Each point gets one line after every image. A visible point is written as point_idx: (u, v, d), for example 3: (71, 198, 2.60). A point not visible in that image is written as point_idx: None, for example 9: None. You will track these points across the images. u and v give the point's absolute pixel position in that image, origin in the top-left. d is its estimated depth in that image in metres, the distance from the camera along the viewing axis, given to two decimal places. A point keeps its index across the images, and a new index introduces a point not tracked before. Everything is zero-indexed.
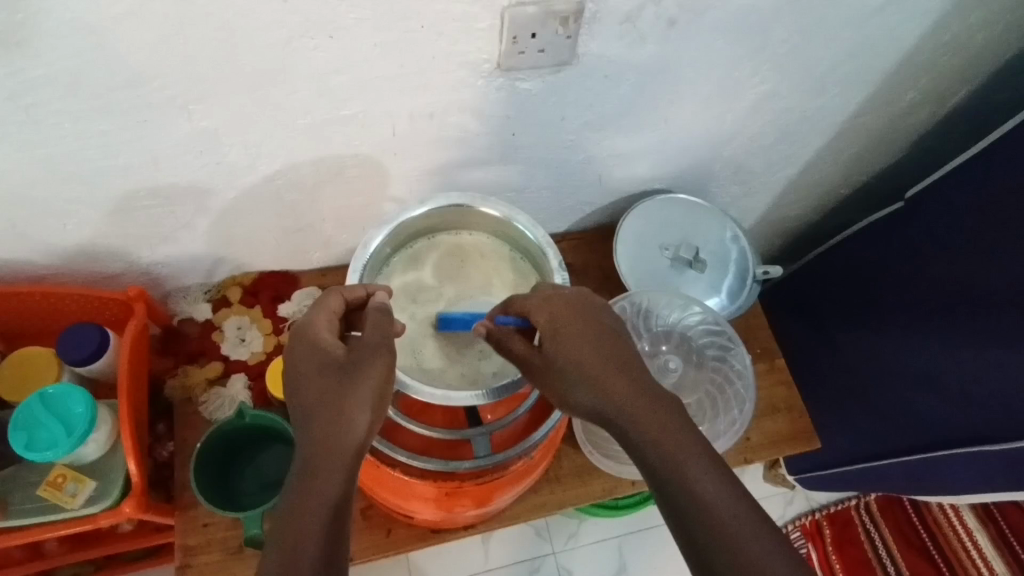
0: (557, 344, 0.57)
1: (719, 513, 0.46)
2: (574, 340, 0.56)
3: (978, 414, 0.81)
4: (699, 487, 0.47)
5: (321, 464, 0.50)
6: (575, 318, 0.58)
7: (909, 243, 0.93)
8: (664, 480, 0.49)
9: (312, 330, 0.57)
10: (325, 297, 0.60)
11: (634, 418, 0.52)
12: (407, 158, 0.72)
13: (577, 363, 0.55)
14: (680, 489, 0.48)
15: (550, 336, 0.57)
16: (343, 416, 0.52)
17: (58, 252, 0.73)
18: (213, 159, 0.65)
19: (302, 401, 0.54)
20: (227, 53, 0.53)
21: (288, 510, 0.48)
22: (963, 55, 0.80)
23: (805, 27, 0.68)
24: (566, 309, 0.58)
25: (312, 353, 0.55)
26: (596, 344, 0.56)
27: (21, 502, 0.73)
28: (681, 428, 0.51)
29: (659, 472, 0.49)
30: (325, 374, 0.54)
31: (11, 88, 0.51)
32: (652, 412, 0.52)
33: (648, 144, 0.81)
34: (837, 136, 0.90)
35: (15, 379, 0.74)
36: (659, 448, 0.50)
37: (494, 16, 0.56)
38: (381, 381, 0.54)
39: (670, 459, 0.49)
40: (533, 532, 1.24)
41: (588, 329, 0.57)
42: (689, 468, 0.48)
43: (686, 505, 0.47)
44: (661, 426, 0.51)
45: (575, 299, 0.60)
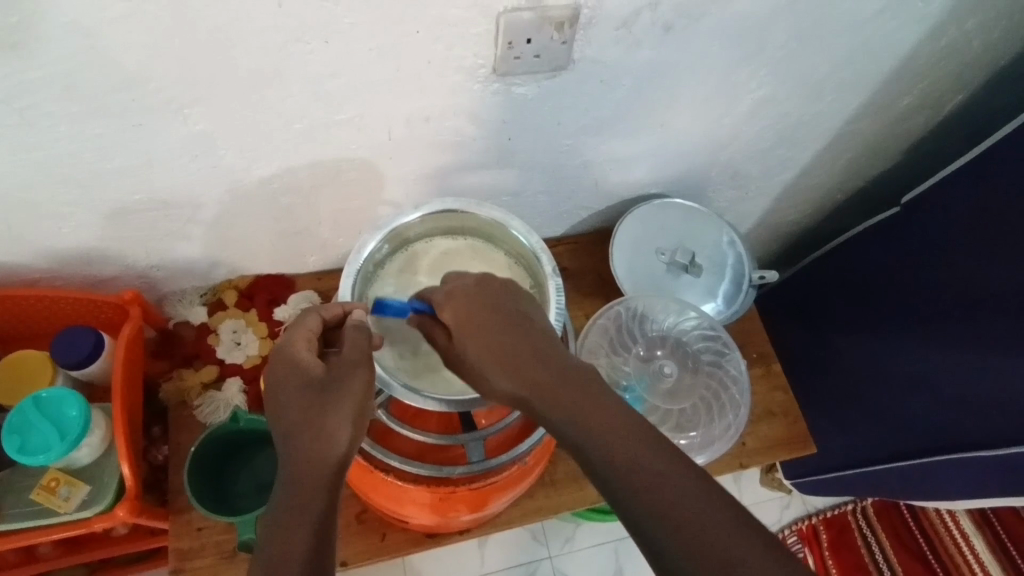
0: (470, 332, 0.55)
1: (673, 504, 0.44)
2: (484, 330, 0.55)
3: (973, 419, 0.81)
4: (648, 481, 0.46)
5: (305, 481, 0.50)
6: (483, 306, 0.56)
7: (906, 248, 0.94)
8: (612, 480, 0.47)
9: (291, 350, 0.57)
10: (303, 317, 0.60)
11: (572, 415, 0.51)
12: (403, 162, 0.72)
13: (492, 353, 0.54)
14: (628, 486, 0.46)
15: (461, 326, 0.56)
16: (327, 428, 0.52)
17: (54, 255, 0.73)
18: (209, 162, 0.65)
19: (284, 416, 0.54)
20: (223, 56, 0.53)
21: (276, 526, 0.48)
22: (958, 61, 0.81)
23: (801, 32, 0.68)
24: (472, 298, 0.57)
25: (291, 371, 0.55)
26: (507, 333, 0.55)
27: (15, 506, 0.72)
28: (626, 423, 0.49)
29: (606, 473, 0.47)
30: (305, 392, 0.54)
31: (5, 90, 0.51)
32: (588, 407, 0.50)
33: (644, 148, 0.82)
34: (833, 141, 0.91)
35: (9, 382, 0.74)
36: (602, 445, 0.48)
37: (491, 21, 0.56)
38: (360, 394, 0.54)
39: (616, 458, 0.47)
40: (530, 536, 1.24)
41: (498, 317, 0.56)
42: (635, 462, 0.47)
43: (635, 502, 0.45)
44: (604, 422, 0.49)
45: (477, 285, 0.58)
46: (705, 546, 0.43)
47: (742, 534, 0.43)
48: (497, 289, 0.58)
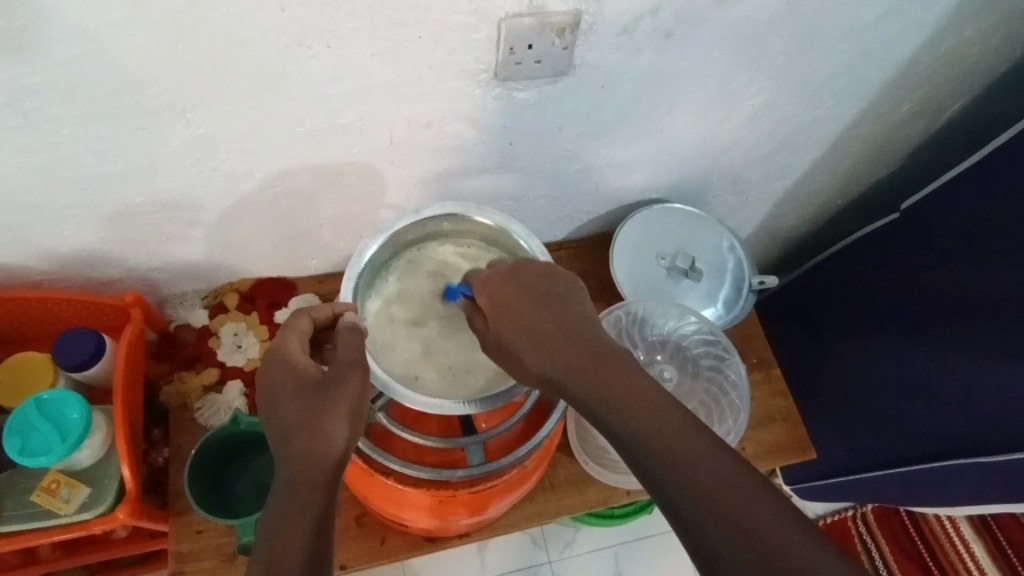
0: (502, 316, 0.59)
1: (709, 483, 0.44)
2: (518, 313, 0.59)
3: (972, 425, 0.82)
4: (684, 463, 0.46)
5: (303, 480, 0.50)
6: (517, 292, 0.60)
7: (906, 253, 0.94)
8: (648, 463, 0.47)
9: (285, 352, 0.57)
10: (294, 320, 0.60)
11: (608, 401, 0.52)
12: (404, 166, 0.73)
13: (522, 334, 0.58)
14: (663, 469, 0.46)
15: (494, 309, 0.60)
16: (324, 428, 0.52)
17: (56, 257, 0.73)
18: (211, 165, 0.65)
19: (280, 418, 0.54)
20: (226, 61, 0.54)
21: (274, 525, 0.48)
22: (958, 68, 0.81)
23: (801, 39, 0.68)
24: (507, 282, 0.61)
25: (287, 372, 0.56)
26: (539, 316, 0.58)
27: (16, 508, 0.72)
28: (662, 410, 0.50)
29: (642, 456, 0.48)
30: (301, 393, 0.54)
31: (9, 93, 0.52)
32: (624, 393, 0.51)
33: (645, 153, 0.82)
34: (833, 147, 0.91)
35: (10, 384, 0.74)
36: (638, 431, 0.49)
37: (492, 27, 0.57)
38: (358, 392, 0.55)
39: (652, 442, 0.48)
40: (529, 540, 1.24)
41: (531, 301, 0.59)
42: (672, 445, 0.47)
43: (671, 483, 0.45)
44: (639, 409, 0.50)
45: (512, 271, 0.62)
46: (740, 523, 0.42)
47: (781, 513, 0.42)
48: (532, 274, 0.61)
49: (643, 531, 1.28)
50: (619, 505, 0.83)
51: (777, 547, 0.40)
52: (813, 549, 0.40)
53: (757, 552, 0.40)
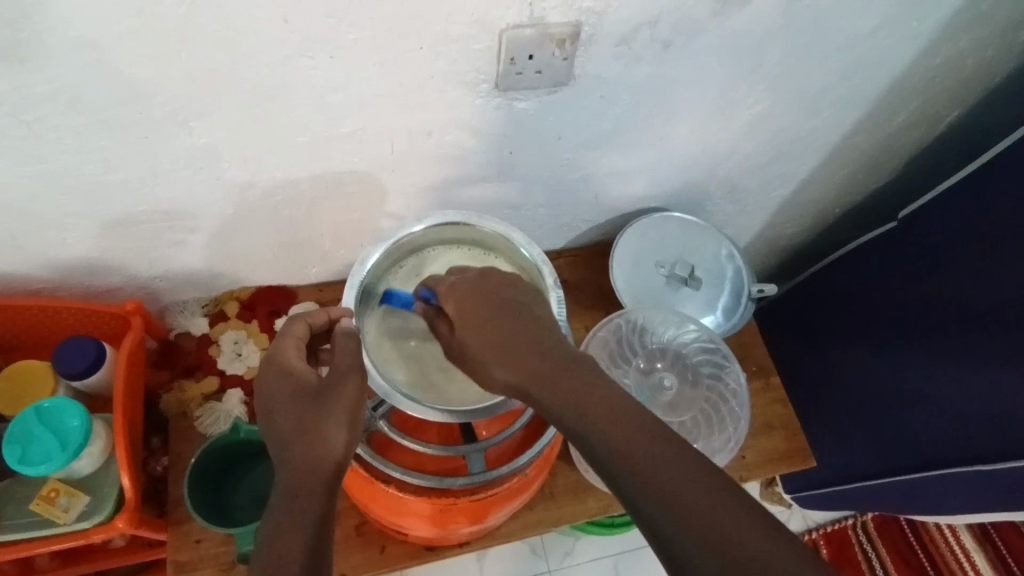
0: (469, 326, 0.58)
1: (687, 498, 0.42)
2: (481, 323, 0.57)
3: (970, 433, 0.82)
4: (663, 476, 0.43)
5: (304, 485, 0.50)
6: (482, 300, 0.59)
7: (904, 262, 0.94)
8: (623, 479, 0.44)
9: (283, 359, 0.57)
10: (290, 326, 0.60)
11: (578, 408, 0.49)
12: (405, 174, 0.73)
13: (489, 343, 0.56)
14: (637, 483, 0.44)
15: (461, 319, 0.58)
16: (322, 434, 0.53)
17: (57, 265, 0.73)
18: (213, 174, 0.66)
19: (277, 425, 0.54)
20: (229, 71, 0.54)
21: (274, 529, 0.47)
22: (953, 78, 0.82)
23: (798, 50, 0.69)
24: (473, 292, 0.60)
25: (284, 380, 0.56)
26: (505, 324, 0.57)
27: (15, 515, 0.72)
28: (636, 420, 0.47)
29: (616, 472, 0.45)
30: (300, 400, 0.54)
31: (13, 103, 0.52)
32: (595, 403, 0.49)
33: (644, 162, 0.82)
34: (831, 156, 0.92)
35: (11, 392, 0.74)
36: (610, 443, 0.46)
37: (493, 38, 0.57)
38: (353, 398, 0.55)
39: (626, 454, 0.45)
40: (528, 549, 1.24)
41: (496, 310, 0.58)
42: (646, 457, 0.44)
43: (648, 501, 0.43)
44: (610, 418, 0.48)
45: (479, 281, 0.61)
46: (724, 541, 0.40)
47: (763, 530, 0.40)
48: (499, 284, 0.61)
49: (642, 539, 1.28)
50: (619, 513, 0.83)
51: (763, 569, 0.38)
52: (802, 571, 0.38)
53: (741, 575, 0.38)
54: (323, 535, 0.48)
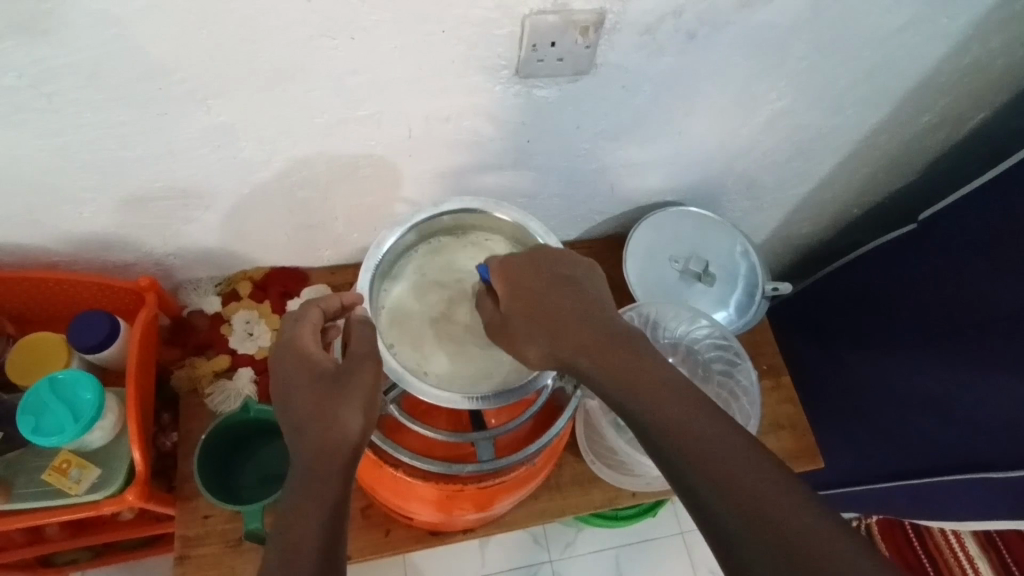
0: (513, 302, 0.59)
1: (735, 478, 0.44)
2: (527, 298, 0.59)
3: (983, 440, 0.81)
4: (713, 457, 0.45)
5: (320, 471, 0.51)
6: (530, 274, 0.60)
7: (922, 264, 0.93)
8: (673, 459, 0.47)
9: (298, 343, 0.57)
10: (305, 311, 0.60)
11: (630, 388, 0.51)
12: (421, 160, 0.73)
13: (534, 318, 0.57)
14: (681, 454, 0.46)
15: (508, 297, 0.60)
16: (338, 419, 0.53)
17: (73, 239, 0.73)
18: (229, 153, 0.65)
19: (294, 409, 0.54)
20: (249, 49, 0.54)
21: (288, 517, 0.49)
22: (982, 79, 0.80)
23: (823, 45, 0.68)
24: (524, 267, 0.61)
25: (300, 365, 0.56)
26: (549, 300, 0.58)
27: (25, 485, 0.73)
28: (688, 402, 0.49)
29: (667, 450, 0.47)
30: (315, 385, 0.54)
31: (33, 75, 0.52)
32: (645, 380, 0.51)
33: (663, 155, 0.82)
34: (852, 155, 0.90)
35: (25, 363, 0.75)
36: (664, 421, 0.48)
37: (515, 23, 0.57)
38: (370, 382, 0.55)
39: (678, 433, 0.47)
40: (530, 538, 1.24)
41: (543, 284, 0.59)
42: (681, 423, 0.48)
43: (696, 477, 0.45)
44: (663, 398, 0.50)
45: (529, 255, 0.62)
46: (769, 520, 0.41)
47: (808, 511, 0.42)
48: (547, 257, 0.61)
49: (645, 533, 1.28)
50: (623, 506, 0.83)
51: (808, 546, 0.40)
52: (846, 548, 0.40)
53: (784, 551, 0.40)
54: (336, 522, 0.50)
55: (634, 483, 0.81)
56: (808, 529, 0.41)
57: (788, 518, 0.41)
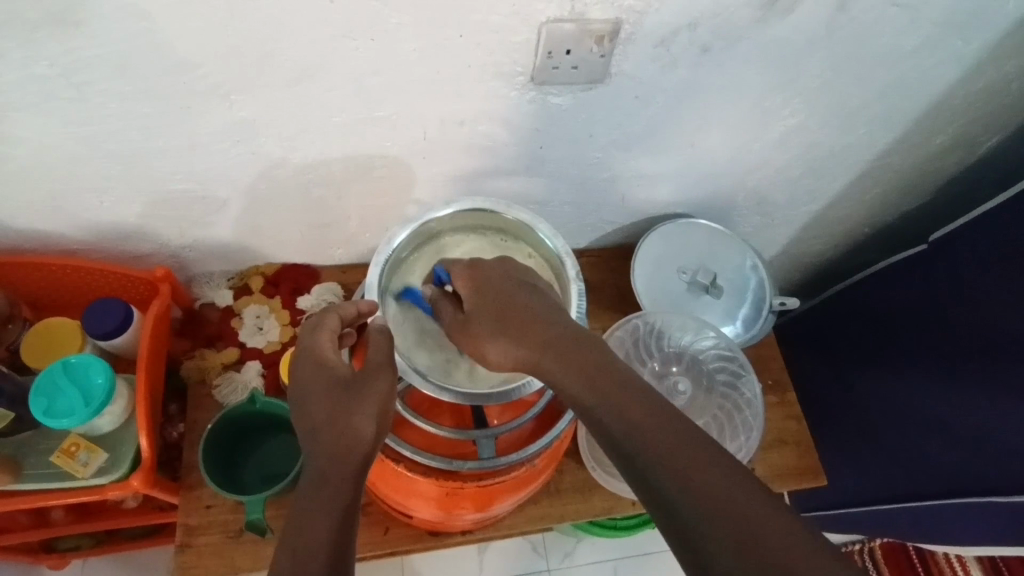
0: (479, 302, 0.60)
1: (706, 484, 0.43)
2: (491, 300, 0.60)
3: (986, 464, 0.80)
4: (684, 464, 0.45)
5: (332, 472, 0.52)
6: (497, 278, 0.62)
7: (931, 285, 0.93)
8: (642, 465, 0.46)
9: (317, 350, 0.58)
10: (323, 319, 0.60)
11: (604, 397, 0.51)
12: (435, 162, 0.74)
13: (494, 320, 0.58)
14: (656, 468, 0.45)
15: (475, 297, 0.61)
16: (352, 426, 0.54)
17: (91, 227, 0.75)
18: (248, 148, 0.67)
19: (311, 414, 0.55)
20: (272, 47, 0.55)
21: (300, 517, 0.49)
22: (996, 103, 0.81)
23: (837, 63, 0.69)
24: (488, 275, 0.62)
25: (319, 370, 0.57)
26: (513, 302, 0.59)
27: (33, 467, 0.74)
28: (658, 410, 0.49)
29: (637, 459, 0.47)
30: (333, 392, 0.56)
31: (64, 65, 0.54)
32: (621, 392, 0.51)
33: (674, 167, 0.82)
34: (864, 174, 0.91)
35: (40, 347, 0.76)
36: (633, 429, 0.48)
37: (532, 30, 0.58)
38: (385, 393, 0.57)
39: (649, 441, 0.47)
40: (530, 547, 1.24)
41: (508, 289, 0.60)
42: (658, 436, 0.47)
43: (667, 484, 0.44)
44: (637, 412, 0.49)
45: (499, 263, 0.64)
46: (740, 528, 0.41)
47: (780, 517, 0.41)
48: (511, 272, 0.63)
49: (645, 545, 1.27)
50: (622, 515, 0.83)
51: (778, 554, 0.39)
52: (820, 554, 0.39)
53: (754, 560, 0.39)
54: (347, 522, 0.49)
55: (634, 491, 0.81)
56: (786, 544, 0.40)
57: (766, 535, 0.40)
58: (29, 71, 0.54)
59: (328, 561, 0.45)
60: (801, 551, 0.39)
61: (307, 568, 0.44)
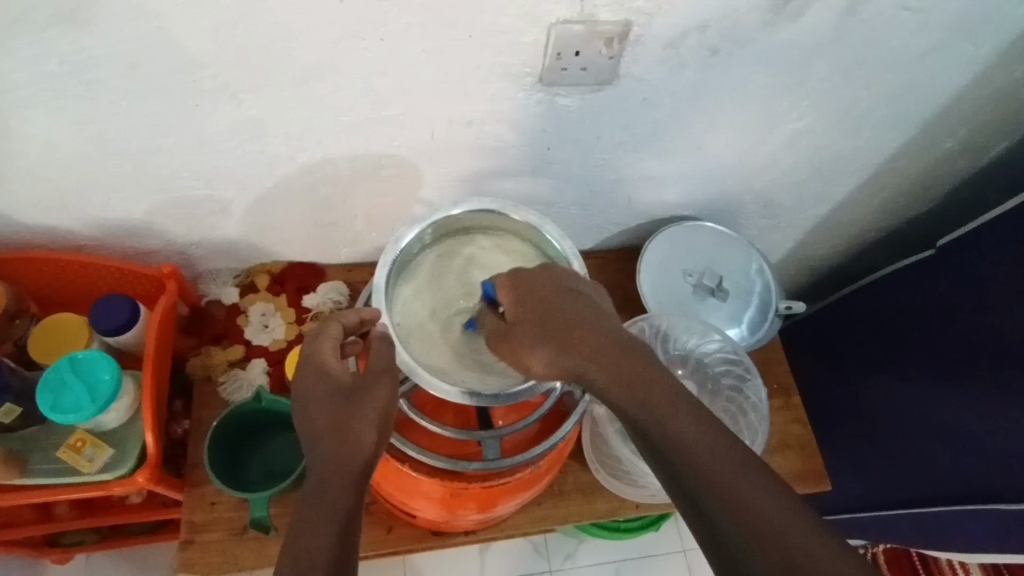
0: (523, 310, 0.59)
1: (745, 500, 0.44)
2: (537, 309, 0.58)
3: (992, 471, 0.80)
4: (724, 479, 0.45)
5: (334, 482, 0.52)
6: (543, 285, 0.59)
7: (938, 291, 0.92)
8: (677, 468, 0.47)
9: (318, 358, 0.58)
10: (326, 326, 0.60)
11: (640, 399, 0.52)
12: (442, 162, 0.74)
13: (535, 331, 0.57)
14: (691, 473, 0.46)
15: (518, 304, 0.59)
16: (353, 434, 0.54)
17: (99, 224, 0.75)
18: (256, 147, 0.67)
19: (313, 422, 0.56)
20: (281, 46, 0.55)
21: (302, 527, 0.49)
22: (1005, 108, 0.80)
23: (847, 67, 0.69)
24: (531, 281, 0.60)
25: (321, 379, 0.57)
26: (560, 313, 0.58)
27: (40, 462, 0.75)
28: (694, 414, 0.50)
29: (672, 462, 0.48)
30: (335, 400, 0.56)
31: (75, 63, 0.54)
32: (655, 395, 0.51)
33: (681, 169, 0.82)
34: (872, 178, 0.90)
35: (47, 343, 0.76)
36: (675, 439, 0.48)
37: (541, 32, 0.58)
38: (386, 401, 0.56)
39: (690, 451, 0.47)
40: (532, 547, 1.24)
41: (554, 298, 0.59)
42: (695, 441, 0.48)
43: (708, 498, 0.45)
44: (673, 415, 0.50)
45: (545, 269, 0.61)
46: (774, 539, 0.42)
47: (810, 528, 0.43)
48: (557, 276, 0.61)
49: (647, 548, 1.27)
50: (625, 518, 0.83)
51: (818, 573, 0.40)
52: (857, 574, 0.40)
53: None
54: (348, 534, 0.49)
55: (637, 494, 0.80)
56: (816, 556, 0.41)
57: (796, 545, 0.42)
58: (39, 69, 0.54)
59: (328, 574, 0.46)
60: (831, 563, 0.41)
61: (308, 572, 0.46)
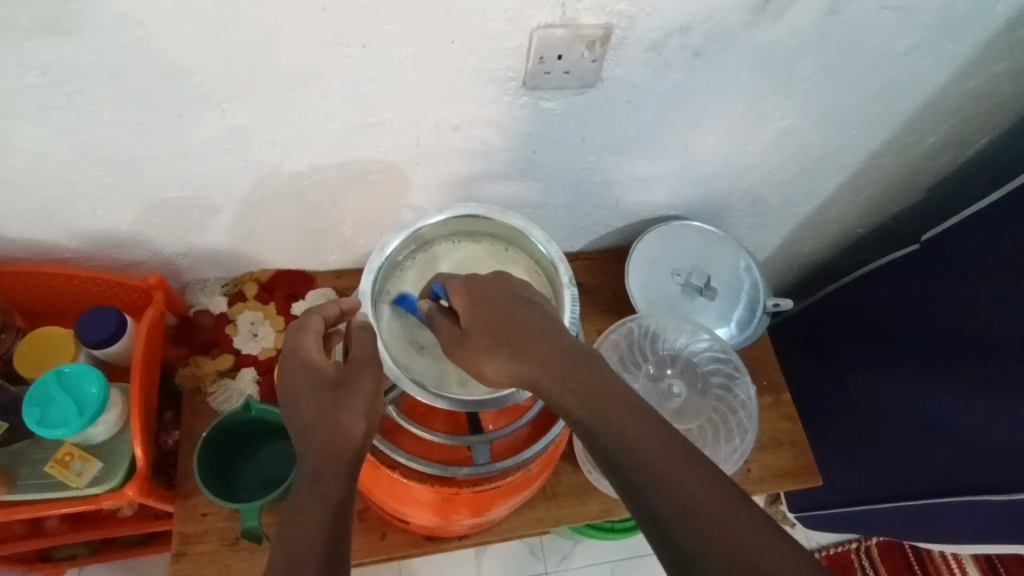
0: (476, 318, 0.59)
1: (695, 499, 0.44)
2: (487, 314, 0.58)
3: (982, 465, 0.81)
4: (676, 479, 0.45)
5: (323, 469, 0.52)
6: (494, 292, 0.61)
7: (924, 285, 0.93)
8: (629, 473, 0.46)
9: (302, 351, 0.58)
10: (306, 320, 0.60)
11: (591, 404, 0.51)
12: (429, 168, 0.74)
13: (491, 335, 0.57)
14: (643, 477, 0.46)
15: (472, 313, 0.60)
16: (340, 422, 0.54)
17: (85, 235, 0.74)
18: (242, 155, 0.67)
19: (300, 414, 0.55)
20: (264, 54, 0.55)
21: (294, 514, 0.49)
22: (986, 103, 0.81)
23: (830, 66, 0.69)
24: (486, 289, 0.61)
25: (305, 371, 0.57)
26: (512, 316, 0.58)
27: (28, 477, 0.74)
28: (646, 417, 0.49)
29: (625, 467, 0.47)
30: (319, 391, 0.55)
31: (57, 73, 0.54)
32: (608, 399, 0.50)
33: (669, 169, 0.83)
34: (856, 175, 0.91)
35: (33, 356, 0.76)
36: (622, 438, 0.48)
37: (524, 36, 0.58)
38: (372, 389, 0.56)
39: (641, 455, 0.46)
40: (527, 549, 1.24)
41: (506, 304, 0.59)
42: (647, 445, 0.47)
43: (660, 500, 0.44)
44: (627, 420, 0.49)
45: (495, 279, 0.63)
46: (728, 545, 0.41)
47: (765, 532, 0.42)
48: (512, 286, 0.62)
49: (642, 548, 1.27)
50: (619, 518, 0.83)
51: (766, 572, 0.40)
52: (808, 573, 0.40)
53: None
54: (340, 522, 0.50)
55: None
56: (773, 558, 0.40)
57: (754, 551, 0.41)
58: (21, 80, 0.53)
59: (323, 563, 0.46)
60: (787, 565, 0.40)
61: (304, 563, 0.46)
